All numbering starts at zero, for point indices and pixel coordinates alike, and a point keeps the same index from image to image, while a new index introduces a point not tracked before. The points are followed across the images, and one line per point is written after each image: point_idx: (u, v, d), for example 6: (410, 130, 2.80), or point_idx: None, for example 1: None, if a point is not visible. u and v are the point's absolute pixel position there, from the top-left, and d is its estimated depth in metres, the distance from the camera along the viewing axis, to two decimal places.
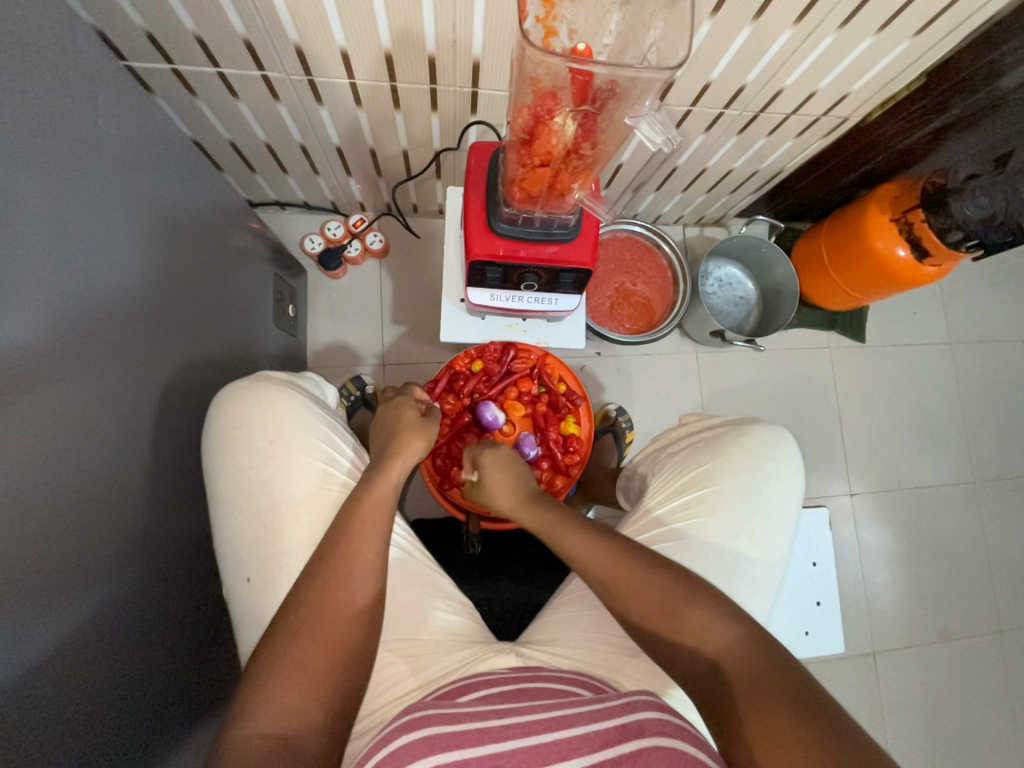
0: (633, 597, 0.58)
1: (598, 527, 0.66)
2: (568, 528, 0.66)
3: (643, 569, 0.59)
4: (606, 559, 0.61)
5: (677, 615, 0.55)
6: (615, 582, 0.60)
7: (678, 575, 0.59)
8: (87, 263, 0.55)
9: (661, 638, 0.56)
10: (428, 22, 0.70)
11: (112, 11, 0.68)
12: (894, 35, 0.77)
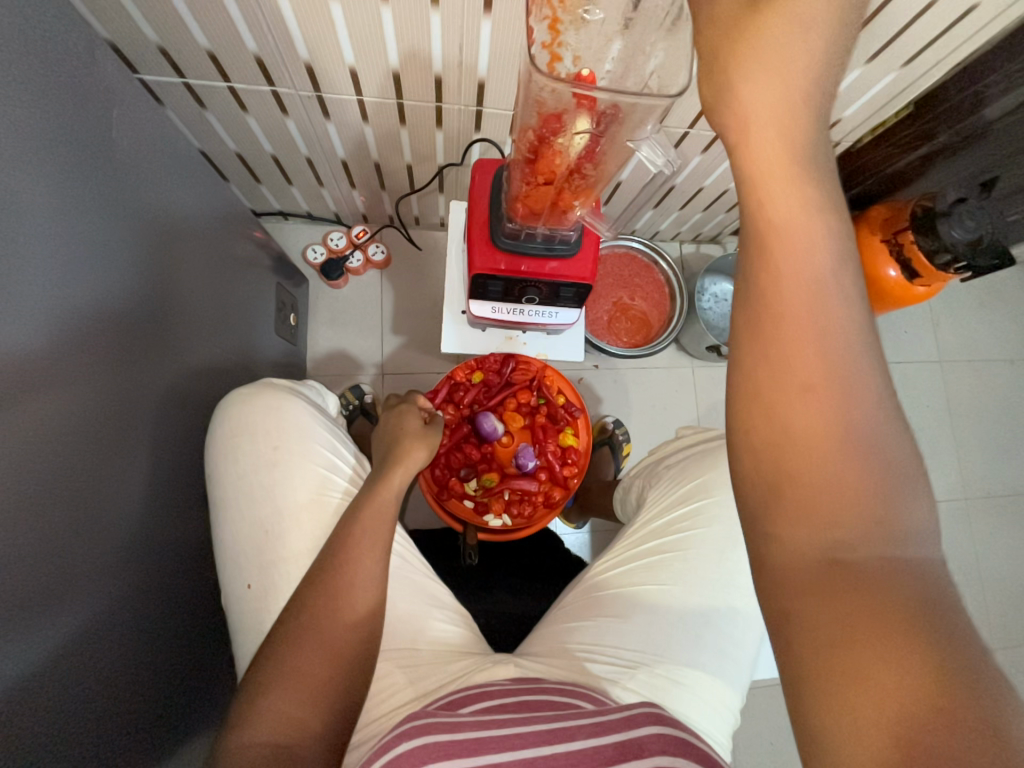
0: (804, 454, 0.34)
1: (831, 352, 0.34)
2: (786, 307, 0.35)
3: (860, 421, 0.34)
4: (810, 280, 0.35)
5: (846, 477, 0.33)
6: (767, 321, 0.35)
7: (878, 402, 0.34)
8: (94, 271, 0.56)
9: (791, 449, 0.34)
10: (436, 44, 0.72)
11: (128, 27, 0.70)
12: (883, 64, 0.80)
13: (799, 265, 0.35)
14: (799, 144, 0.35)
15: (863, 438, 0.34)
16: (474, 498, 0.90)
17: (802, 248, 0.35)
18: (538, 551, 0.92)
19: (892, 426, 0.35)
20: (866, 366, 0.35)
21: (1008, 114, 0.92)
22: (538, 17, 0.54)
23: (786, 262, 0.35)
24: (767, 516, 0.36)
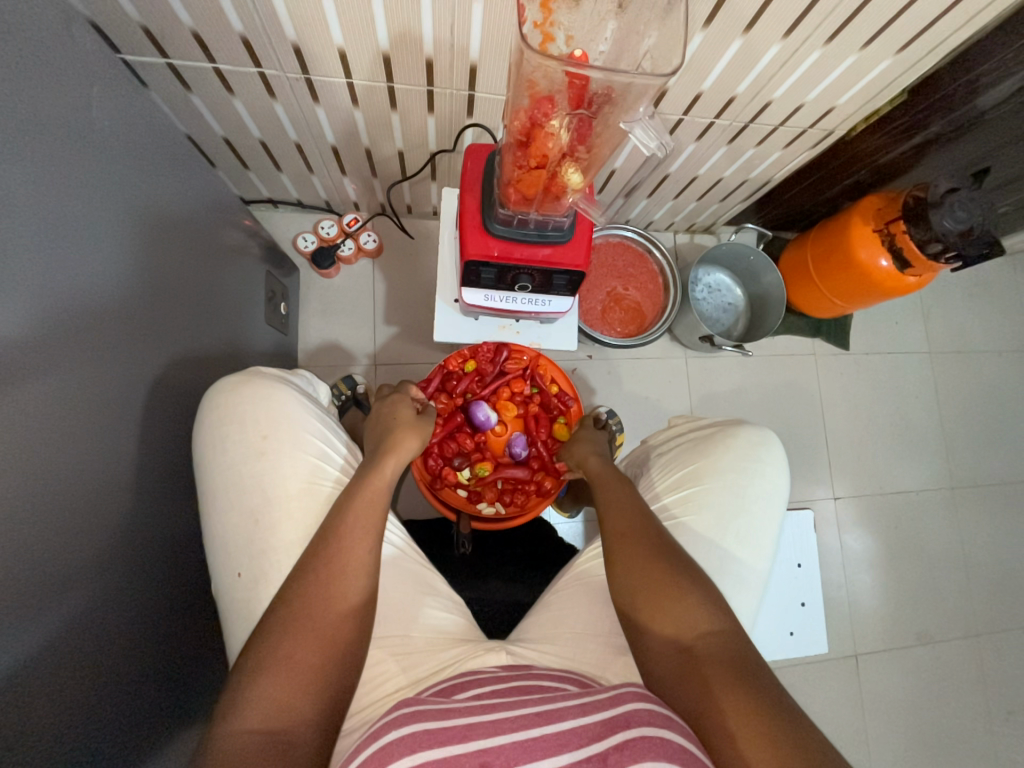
0: (649, 593, 0.60)
1: (638, 521, 0.66)
2: (617, 520, 0.67)
3: (662, 556, 0.62)
4: (627, 511, 0.68)
5: (672, 599, 0.58)
6: (617, 554, 0.64)
7: (689, 571, 0.61)
8: (72, 255, 0.54)
9: (648, 626, 0.59)
10: (426, 25, 0.71)
11: (108, 5, 0.68)
12: (876, 53, 0.80)
13: (614, 499, 0.70)
14: (601, 452, 0.82)
15: (665, 546, 0.63)
16: (468, 488, 0.90)
17: (615, 496, 0.71)
18: (531, 540, 0.92)
19: (705, 591, 0.59)
20: (669, 556, 0.62)
21: (1001, 102, 0.92)
22: None
23: (608, 497, 0.71)
24: (647, 651, 0.58)
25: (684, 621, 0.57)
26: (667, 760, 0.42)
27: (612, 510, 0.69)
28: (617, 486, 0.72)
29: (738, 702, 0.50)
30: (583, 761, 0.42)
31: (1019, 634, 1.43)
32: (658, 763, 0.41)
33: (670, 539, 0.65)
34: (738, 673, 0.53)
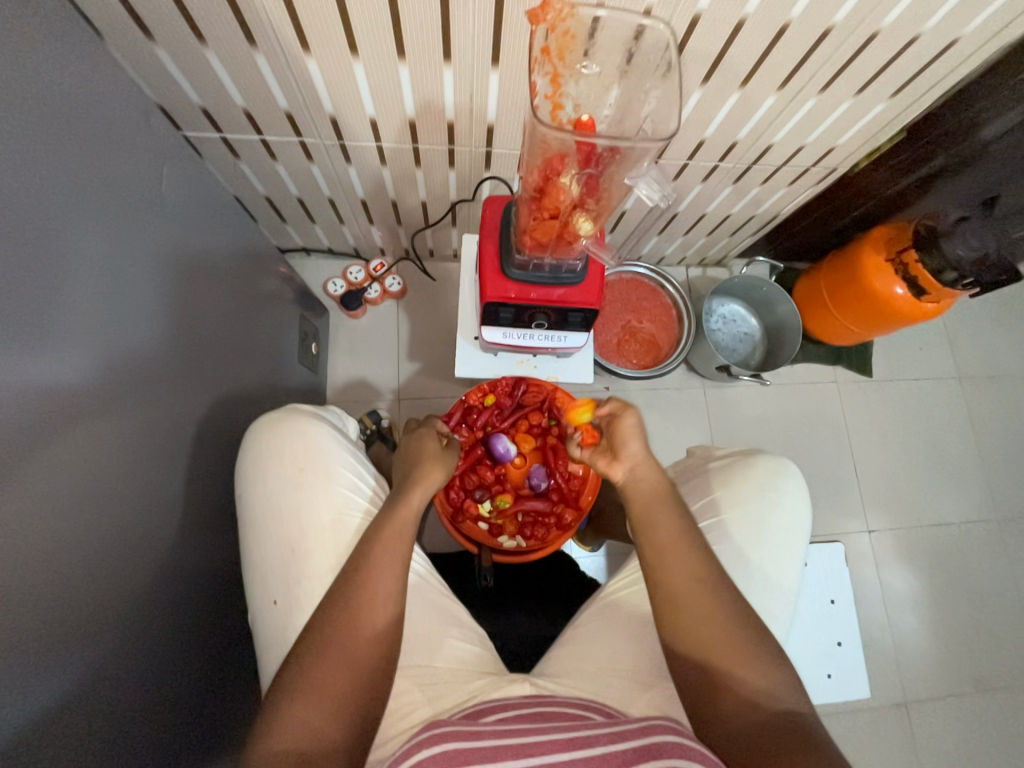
0: (710, 647, 0.58)
1: (697, 566, 0.61)
2: (671, 562, 0.62)
3: (723, 605, 0.59)
4: (681, 551, 0.62)
5: (738, 661, 0.57)
6: (672, 602, 0.60)
7: (750, 626, 0.59)
8: (137, 307, 0.61)
9: (707, 680, 0.57)
10: (448, 94, 0.79)
11: (175, 92, 0.78)
12: (872, 97, 0.84)
13: (666, 533, 0.64)
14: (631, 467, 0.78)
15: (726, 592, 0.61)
16: (489, 521, 0.91)
17: (666, 528, 0.64)
18: (552, 573, 0.92)
19: (764, 648, 0.58)
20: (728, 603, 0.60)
21: (1002, 136, 0.95)
22: (541, 73, 0.58)
23: (657, 531, 0.64)
24: (702, 705, 0.57)
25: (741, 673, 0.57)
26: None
27: (671, 551, 0.62)
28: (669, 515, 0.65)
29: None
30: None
31: None
32: None
33: (728, 585, 0.61)
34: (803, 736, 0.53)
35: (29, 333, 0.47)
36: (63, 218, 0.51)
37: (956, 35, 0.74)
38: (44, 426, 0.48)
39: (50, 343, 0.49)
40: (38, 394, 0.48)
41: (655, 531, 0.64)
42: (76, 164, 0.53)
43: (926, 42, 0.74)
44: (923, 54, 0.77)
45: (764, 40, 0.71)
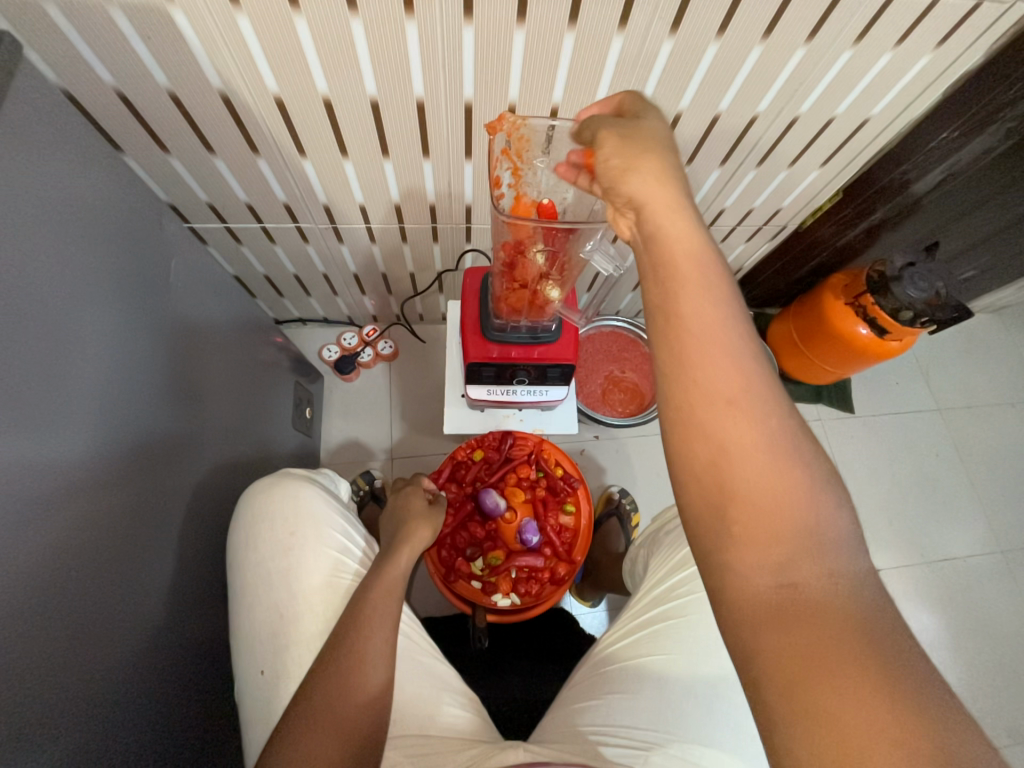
0: (759, 524, 0.38)
1: (749, 405, 0.40)
2: (714, 396, 0.40)
3: (789, 467, 0.38)
4: (730, 383, 0.40)
5: (785, 518, 0.37)
6: (697, 406, 0.40)
7: (809, 479, 0.39)
8: (140, 385, 0.65)
9: (739, 509, 0.38)
10: (428, 181, 0.88)
11: (184, 191, 0.87)
12: (806, 166, 0.94)
13: (709, 350, 0.40)
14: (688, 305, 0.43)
15: (779, 435, 0.39)
16: (481, 579, 0.90)
17: (711, 346, 0.40)
18: (549, 630, 0.91)
19: (829, 508, 0.38)
20: (801, 463, 0.39)
21: (932, 188, 1.05)
22: (504, 167, 0.69)
23: (699, 356, 0.40)
24: (739, 594, 0.37)
25: (814, 581, 0.36)
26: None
27: (702, 361, 0.40)
28: (719, 319, 0.41)
29: (857, 668, 0.33)
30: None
31: None
32: None
33: (796, 445, 0.39)
34: (883, 667, 0.33)
35: (41, 416, 0.51)
36: (77, 310, 0.56)
37: (866, 115, 0.85)
38: (49, 502, 0.51)
39: (59, 424, 0.53)
40: (45, 472, 0.51)
41: (676, 326, 0.41)
42: (92, 261, 0.59)
43: (841, 123, 0.85)
44: (842, 131, 0.87)
45: (701, 127, 0.81)
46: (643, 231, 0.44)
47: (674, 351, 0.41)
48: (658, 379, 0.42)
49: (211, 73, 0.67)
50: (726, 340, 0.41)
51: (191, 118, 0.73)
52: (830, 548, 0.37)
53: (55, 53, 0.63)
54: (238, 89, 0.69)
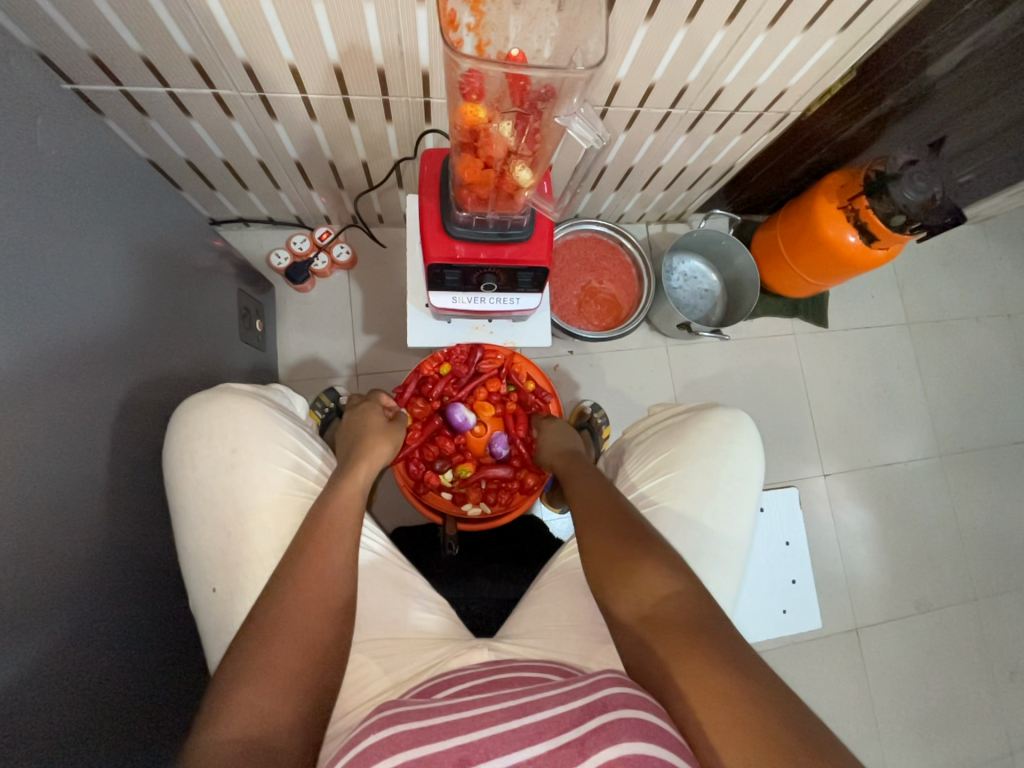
0: (615, 570, 0.60)
1: (605, 506, 0.67)
2: (584, 507, 0.69)
3: (636, 539, 0.62)
4: (594, 501, 0.69)
5: (644, 587, 0.58)
6: (579, 515, 0.68)
7: (651, 546, 0.61)
8: (37, 287, 0.55)
9: (606, 573, 0.61)
10: (374, 35, 0.72)
11: (55, 35, 0.68)
12: (821, 32, 0.81)
13: (585, 490, 0.71)
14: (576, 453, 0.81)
15: (628, 522, 0.64)
16: (451, 491, 0.91)
17: (582, 481, 0.73)
18: (518, 536, 0.93)
19: (667, 561, 0.59)
20: (644, 536, 0.62)
21: (950, 72, 0.94)
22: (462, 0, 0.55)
23: (577, 486, 0.73)
24: (615, 620, 0.59)
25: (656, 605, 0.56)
26: (645, 739, 0.43)
27: (578, 498, 0.71)
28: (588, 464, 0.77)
29: (686, 647, 0.52)
30: (563, 746, 0.42)
31: (1017, 596, 1.44)
32: (635, 742, 0.42)
33: (637, 520, 0.65)
34: (709, 651, 0.51)
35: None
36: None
37: None
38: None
39: None
40: None
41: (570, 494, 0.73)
42: None
43: None
44: None
45: None
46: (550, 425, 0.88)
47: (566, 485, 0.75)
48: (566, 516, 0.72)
49: None
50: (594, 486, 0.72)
51: None
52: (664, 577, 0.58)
53: None
54: None
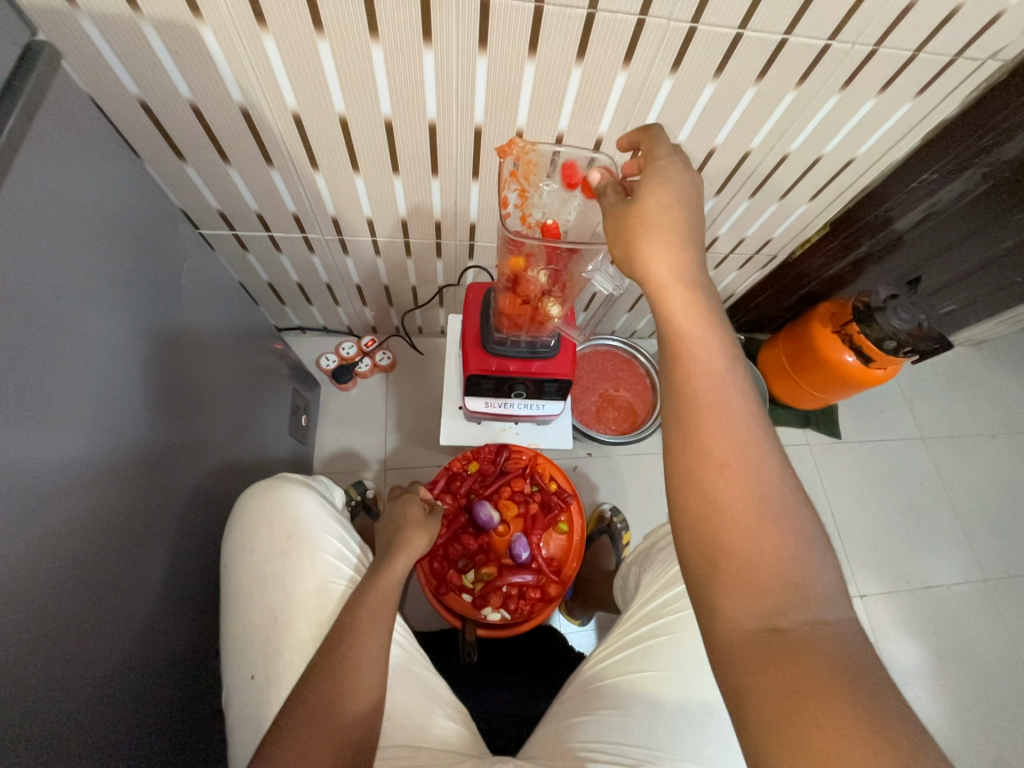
0: (730, 521, 0.46)
1: (741, 433, 0.48)
2: (706, 408, 0.49)
3: (769, 491, 0.47)
4: (721, 410, 0.49)
5: (768, 565, 0.44)
6: (695, 421, 0.49)
7: (791, 521, 0.46)
8: (144, 386, 0.66)
9: (720, 521, 0.46)
10: (436, 199, 0.92)
11: (197, 199, 0.89)
12: (795, 199, 0.99)
13: (713, 386, 0.49)
14: (696, 315, 0.52)
15: (762, 478, 0.47)
16: (472, 594, 0.90)
17: (710, 364, 0.50)
18: (538, 647, 0.90)
19: (807, 548, 0.46)
20: (780, 493, 0.47)
21: (914, 226, 1.11)
22: (512, 187, 0.73)
23: (698, 372, 0.50)
24: (708, 586, 0.46)
25: (781, 577, 0.44)
26: None
27: (700, 396, 0.49)
28: (719, 343, 0.51)
29: (823, 675, 0.40)
30: None
31: None
32: None
33: (776, 469, 0.48)
34: (856, 684, 0.39)
35: (43, 410, 0.51)
36: (85, 304, 0.57)
37: (852, 156, 0.90)
38: (44, 497, 0.50)
39: (64, 419, 0.53)
40: (48, 466, 0.51)
41: (683, 374, 0.51)
42: (102, 260, 0.60)
43: (828, 162, 0.90)
44: (827, 169, 0.92)
45: (698, 158, 0.85)
46: (645, 258, 0.52)
47: (679, 366, 0.51)
48: (666, 406, 0.51)
49: (233, 87, 0.69)
50: (726, 376, 0.50)
51: (208, 129, 0.76)
52: (801, 556, 0.45)
53: (82, 59, 0.65)
54: (257, 102, 0.71)
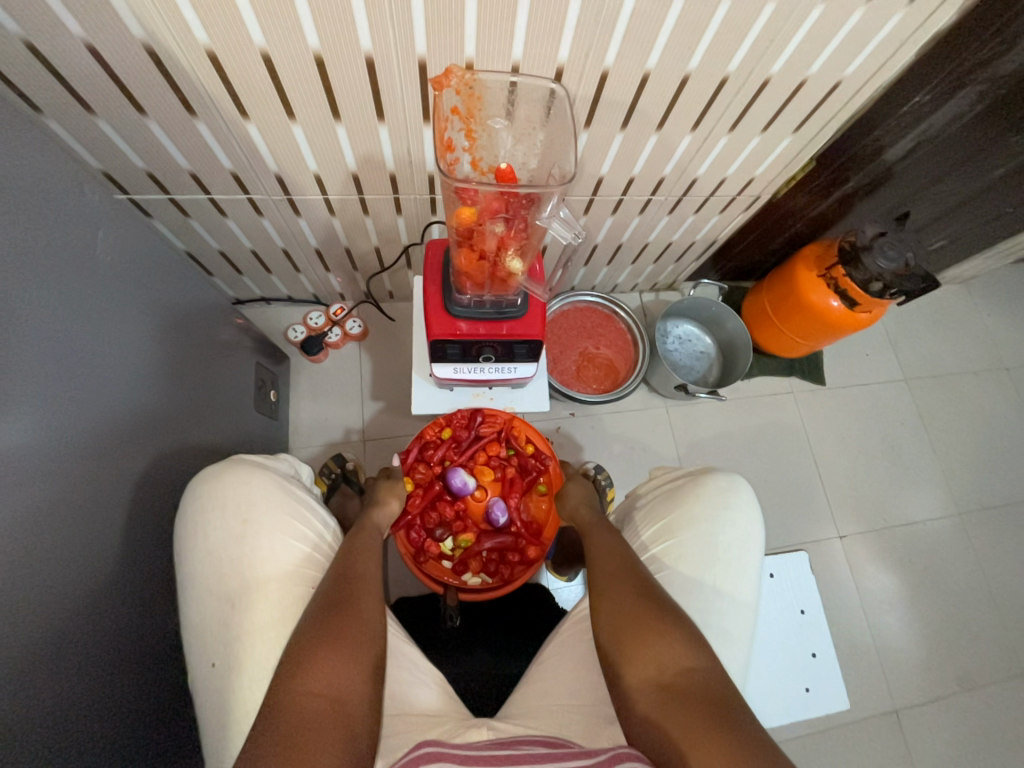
0: (625, 620, 0.62)
1: (625, 565, 0.68)
2: (602, 552, 0.72)
3: (650, 594, 0.64)
4: (612, 554, 0.71)
5: (653, 641, 0.59)
6: (595, 562, 0.71)
7: (669, 615, 0.62)
8: (71, 371, 0.61)
9: (616, 622, 0.63)
10: (387, 149, 0.83)
11: (119, 159, 0.80)
12: (777, 132, 0.92)
13: (605, 542, 0.74)
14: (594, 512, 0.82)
15: (644, 583, 0.65)
16: (452, 560, 0.92)
17: (601, 528, 0.77)
18: (520, 607, 0.92)
19: (684, 635, 0.60)
20: (658, 596, 0.64)
21: (904, 156, 1.04)
22: (457, 128, 0.67)
23: (595, 532, 0.77)
24: (620, 668, 0.60)
25: (665, 650, 0.58)
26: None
27: (600, 550, 0.72)
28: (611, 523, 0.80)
29: (699, 713, 0.53)
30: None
31: None
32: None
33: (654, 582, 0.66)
34: (724, 717, 0.52)
35: None
36: None
37: (838, 77, 0.82)
38: None
39: None
40: None
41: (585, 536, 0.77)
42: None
43: (813, 85, 0.82)
44: (812, 94, 0.84)
45: (670, 88, 0.77)
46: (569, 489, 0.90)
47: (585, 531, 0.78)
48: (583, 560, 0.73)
49: (128, 18, 0.60)
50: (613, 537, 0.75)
51: (112, 72, 0.66)
52: (680, 638, 0.59)
53: None
54: (162, 39, 0.62)
